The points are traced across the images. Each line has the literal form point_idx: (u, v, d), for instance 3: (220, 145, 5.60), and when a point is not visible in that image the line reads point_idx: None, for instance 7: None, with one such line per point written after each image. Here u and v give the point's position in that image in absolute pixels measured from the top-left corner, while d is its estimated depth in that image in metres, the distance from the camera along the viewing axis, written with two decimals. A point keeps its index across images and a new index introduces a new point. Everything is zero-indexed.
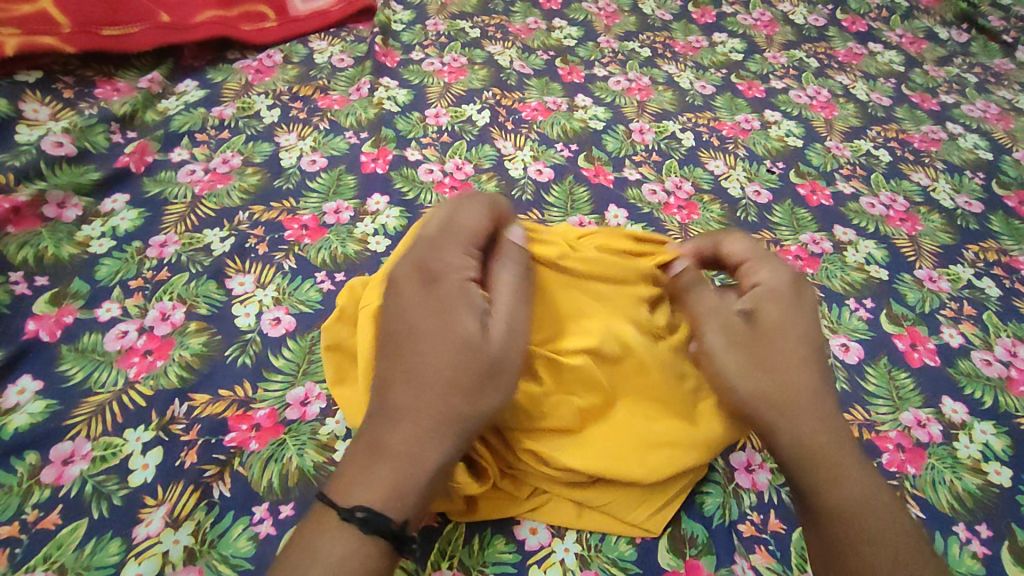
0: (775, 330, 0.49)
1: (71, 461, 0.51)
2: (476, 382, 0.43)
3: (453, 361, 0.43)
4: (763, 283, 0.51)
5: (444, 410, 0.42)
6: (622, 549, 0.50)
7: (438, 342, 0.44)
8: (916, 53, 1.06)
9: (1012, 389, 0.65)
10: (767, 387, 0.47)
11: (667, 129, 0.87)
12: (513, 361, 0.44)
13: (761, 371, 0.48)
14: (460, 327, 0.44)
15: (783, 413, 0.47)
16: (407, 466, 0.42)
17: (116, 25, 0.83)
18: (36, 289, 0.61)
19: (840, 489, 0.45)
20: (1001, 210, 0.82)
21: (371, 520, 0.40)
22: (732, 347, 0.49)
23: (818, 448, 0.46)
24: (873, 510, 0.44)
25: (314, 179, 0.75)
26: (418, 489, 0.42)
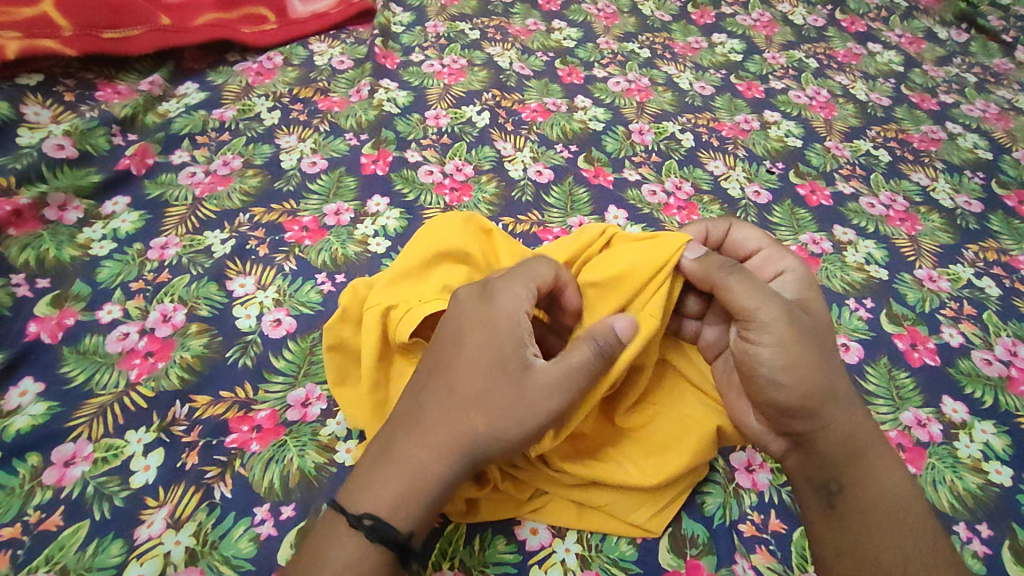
0: (824, 325, 0.51)
1: (73, 462, 0.51)
2: (510, 415, 0.44)
3: (493, 387, 0.44)
4: (795, 273, 0.54)
5: (469, 434, 0.44)
6: (623, 549, 0.51)
7: (489, 369, 0.45)
8: (915, 53, 1.06)
9: (1012, 389, 0.65)
10: (826, 382, 0.48)
11: (667, 129, 0.87)
12: (544, 408, 0.44)
13: (813, 367, 0.48)
14: (509, 356, 0.45)
15: (829, 410, 0.48)
16: (419, 480, 0.43)
17: (116, 28, 0.83)
18: (38, 292, 0.62)
19: (878, 485, 0.48)
20: (1001, 209, 0.82)
21: (377, 530, 0.42)
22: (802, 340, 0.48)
23: (858, 443, 0.49)
24: (908, 506, 0.48)
25: (315, 181, 0.75)
26: (425, 503, 0.43)
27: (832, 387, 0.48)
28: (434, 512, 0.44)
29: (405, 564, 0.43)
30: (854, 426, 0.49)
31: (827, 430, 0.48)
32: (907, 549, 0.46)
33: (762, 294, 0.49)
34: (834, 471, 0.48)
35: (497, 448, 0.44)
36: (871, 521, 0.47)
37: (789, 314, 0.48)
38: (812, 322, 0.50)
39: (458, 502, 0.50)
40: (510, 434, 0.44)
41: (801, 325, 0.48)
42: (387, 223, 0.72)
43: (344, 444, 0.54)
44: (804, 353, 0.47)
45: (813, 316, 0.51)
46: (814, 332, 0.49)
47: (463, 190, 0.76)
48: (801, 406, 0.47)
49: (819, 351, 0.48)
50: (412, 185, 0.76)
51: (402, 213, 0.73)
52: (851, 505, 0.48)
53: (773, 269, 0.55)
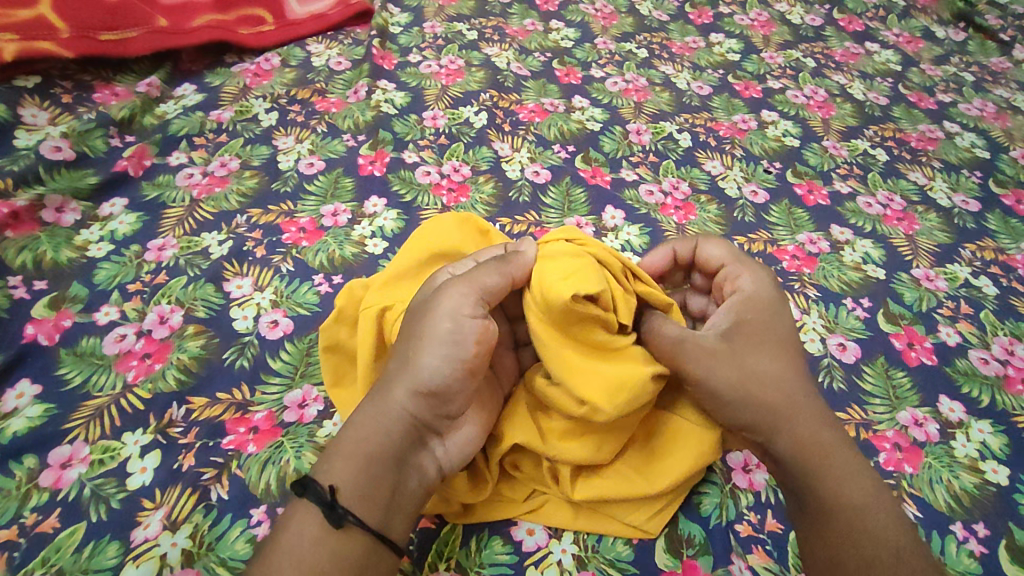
0: (761, 342, 0.50)
1: (70, 464, 0.51)
2: (409, 343, 0.47)
3: (405, 330, 0.49)
4: (746, 289, 0.53)
5: (386, 376, 0.47)
6: (620, 549, 0.50)
7: (403, 319, 0.49)
8: (913, 52, 1.06)
9: (1009, 388, 0.65)
10: (762, 396, 0.48)
11: (664, 129, 0.87)
12: (431, 323, 0.46)
13: (741, 380, 0.48)
14: (411, 302, 0.50)
15: (780, 421, 0.48)
16: (350, 436, 0.46)
17: (115, 30, 0.83)
18: (36, 293, 0.62)
19: (841, 487, 0.47)
20: (998, 208, 0.82)
21: (303, 484, 0.43)
22: (733, 368, 0.48)
23: (817, 445, 0.48)
24: (873, 510, 0.46)
25: (312, 182, 0.75)
26: (352, 455, 0.45)
27: (772, 401, 0.48)
28: (368, 465, 0.44)
29: (337, 525, 0.42)
30: (807, 435, 0.48)
31: (778, 439, 0.48)
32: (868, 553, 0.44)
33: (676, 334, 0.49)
34: (798, 479, 0.47)
35: (405, 380, 0.46)
36: (831, 525, 0.46)
37: (709, 345, 0.49)
38: (743, 339, 0.50)
39: (454, 504, 0.50)
40: (414, 359, 0.46)
41: (726, 347, 0.49)
42: (385, 224, 0.72)
43: None
44: (728, 370, 0.48)
45: (744, 340, 0.50)
46: (739, 353, 0.49)
47: (460, 191, 0.76)
48: (748, 421, 0.48)
49: (742, 367, 0.49)
50: (410, 186, 0.76)
51: (399, 214, 0.73)
52: (816, 509, 0.47)
53: (731, 282, 0.55)
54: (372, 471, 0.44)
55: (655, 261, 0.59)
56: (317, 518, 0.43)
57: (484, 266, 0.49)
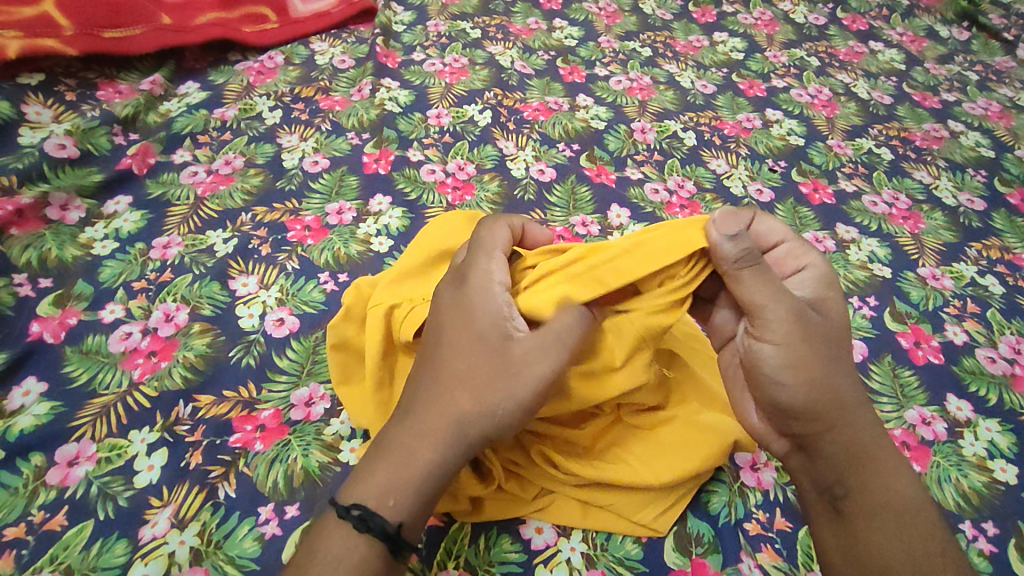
0: (832, 331, 0.48)
1: (77, 462, 0.51)
2: (489, 385, 0.44)
3: (475, 362, 0.45)
4: (817, 270, 0.50)
5: (455, 411, 0.44)
6: (628, 548, 0.50)
7: (467, 345, 0.46)
8: (917, 51, 1.06)
9: (1016, 387, 0.64)
10: (832, 386, 0.46)
11: (668, 128, 0.87)
12: (522, 382, 0.44)
13: (812, 370, 0.46)
14: (479, 326, 0.46)
15: (836, 417, 0.46)
16: (411, 469, 0.43)
17: (118, 27, 0.83)
18: (41, 291, 0.61)
19: (889, 490, 0.46)
20: (1003, 207, 0.82)
21: (364, 519, 0.41)
22: (807, 352, 0.46)
23: (866, 446, 0.47)
24: (916, 514, 0.46)
25: (317, 180, 0.75)
26: (417, 491, 0.43)
27: (837, 393, 0.46)
28: (427, 499, 0.44)
29: (399, 556, 0.42)
30: (858, 434, 0.47)
31: (833, 434, 0.46)
32: (917, 554, 0.44)
33: (759, 299, 0.46)
34: (840, 474, 0.47)
35: (484, 425, 0.44)
36: (878, 525, 0.45)
37: (788, 321, 0.45)
38: (818, 325, 0.47)
39: (463, 501, 0.50)
40: (495, 405, 0.44)
41: (802, 326, 0.46)
42: (390, 222, 0.72)
43: (349, 444, 0.54)
44: (797, 360, 0.46)
45: (824, 322, 0.47)
46: (817, 336, 0.46)
47: (464, 189, 0.76)
48: (809, 411, 0.46)
49: (821, 358, 0.46)
50: (414, 185, 0.76)
51: (405, 212, 0.73)
52: (854, 509, 0.46)
53: (795, 261, 0.50)
54: (427, 507, 0.44)
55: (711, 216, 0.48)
56: (379, 552, 0.42)
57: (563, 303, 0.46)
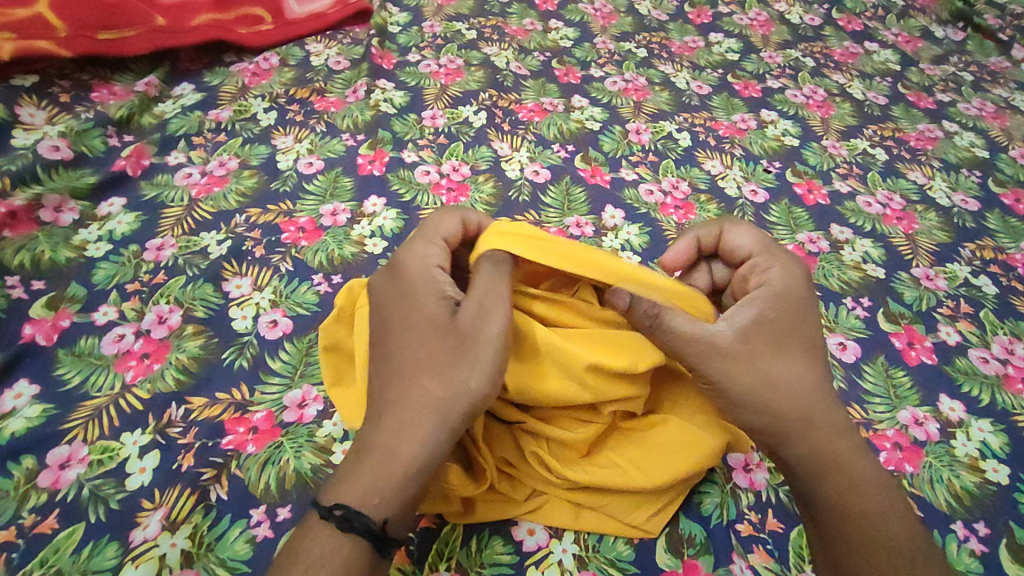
0: (779, 345, 0.48)
1: (68, 465, 0.51)
2: (450, 365, 0.45)
3: (431, 347, 0.46)
4: (773, 286, 0.50)
5: (428, 398, 0.45)
6: (620, 549, 0.50)
7: (422, 331, 0.47)
8: (912, 51, 1.06)
9: (1009, 387, 0.65)
10: (779, 400, 0.47)
11: (663, 129, 0.87)
12: (478, 351, 0.45)
13: (749, 390, 0.47)
14: (431, 312, 0.47)
15: (791, 430, 0.47)
16: (393, 462, 0.44)
17: (112, 29, 0.83)
18: (34, 293, 0.61)
19: (858, 500, 0.46)
20: (997, 208, 0.82)
21: (348, 518, 0.42)
22: (746, 370, 0.47)
23: (830, 455, 0.47)
24: (887, 521, 0.46)
25: (311, 182, 0.75)
26: (401, 484, 0.43)
27: (783, 406, 0.47)
28: (415, 490, 0.44)
29: (384, 552, 0.42)
30: (819, 445, 0.47)
31: (791, 447, 0.47)
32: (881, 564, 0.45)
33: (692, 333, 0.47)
34: (806, 487, 0.47)
35: (459, 404, 0.45)
36: (844, 536, 0.46)
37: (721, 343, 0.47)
38: (755, 343, 0.47)
39: (454, 502, 0.50)
40: (466, 383, 0.45)
41: (733, 350, 0.47)
42: (384, 224, 0.72)
43: (341, 446, 0.54)
44: (737, 379, 0.47)
45: (763, 338, 0.48)
46: (756, 353, 0.47)
47: (459, 190, 0.76)
48: (760, 426, 0.47)
49: (764, 374, 0.47)
50: (409, 186, 0.76)
51: (399, 213, 0.73)
52: (823, 519, 0.47)
53: (759, 274, 0.51)
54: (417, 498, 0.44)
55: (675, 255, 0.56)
56: (364, 549, 0.42)
57: (498, 273, 0.47)
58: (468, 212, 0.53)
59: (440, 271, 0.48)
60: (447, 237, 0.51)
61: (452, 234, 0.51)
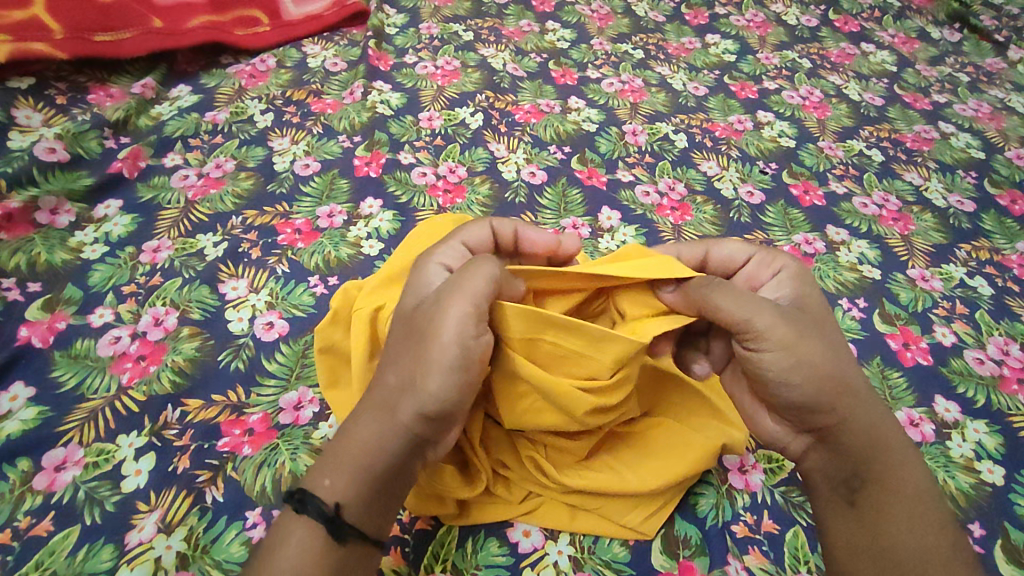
0: (822, 321, 0.49)
1: (64, 467, 0.51)
2: (409, 358, 0.45)
3: (405, 339, 0.46)
4: (790, 270, 0.52)
5: (385, 387, 0.45)
6: (616, 551, 0.50)
7: (396, 324, 0.48)
8: (908, 52, 1.06)
9: (1004, 388, 0.65)
10: (835, 373, 0.46)
11: (660, 130, 0.87)
12: (428, 345, 0.43)
13: (816, 360, 0.45)
14: (406, 305, 0.48)
15: (845, 403, 0.46)
16: (346, 451, 0.44)
17: (110, 31, 0.83)
18: (29, 296, 0.61)
19: (903, 480, 0.46)
20: (993, 209, 0.82)
21: (302, 501, 0.43)
22: (804, 338, 0.45)
23: (881, 433, 0.47)
24: (928, 501, 0.46)
25: (308, 184, 0.75)
26: (350, 472, 0.44)
27: (842, 378, 0.46)
28: (370, 483, 0.44)
29: (338, 539, 0.42)
30: (872, 422, 0.47)
31: (848, 424, 0.46)
32: (927, 544, 0.44)
33: (749, 302, 0.45)
34: (854, 466, 0.47)
35: (410, 399, 0.44)
36: (894, 517, 0.45)
37: (780, 313, 0.46)
38: (803, 317, 0.48)
39: (449, 505, 0.50)
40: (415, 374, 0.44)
41: (792, 321, 0.46)
42: (381, 226, 0.72)
43: None
44: (797, 346, 0.45)
45: (808, 313, 0.49)
46: (807, 324, 0.47)
47: (456, 192, 0.76)
48: (821, 398, 0.45)
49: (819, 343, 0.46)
50: (405, 188, 0.76)
51: (395, 215, 0.73)
52: (871, 500, 0.46)
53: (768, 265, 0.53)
54: (371, 491, 0.44)
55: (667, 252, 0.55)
56: (317, 532, 0.42)
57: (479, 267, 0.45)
58: (500, 220, 0.55)
59: (439, 270, 0.50)
60: (470, 242, 0.53)
61: (477, 240, 0.53)
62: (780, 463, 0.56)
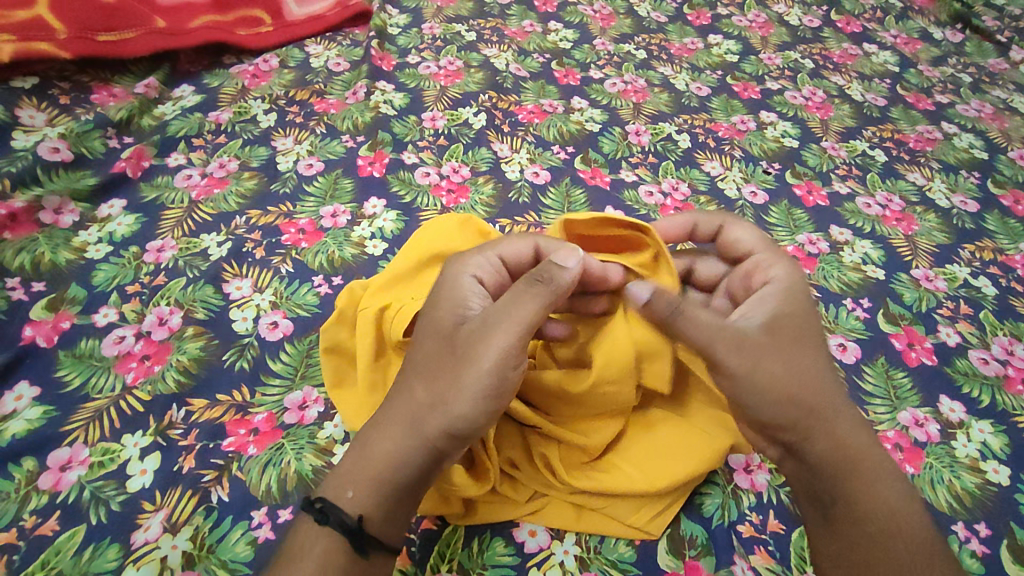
0: (795, 340, 0.49)
1: (69, 467, 0.51)
2: (445, 376, 0.46)
3: (435, 353, 0.47)
4: (779, 282, 0.52)
5: (414, 403, 0.46)
6: (622, 551, 0.50)
7: (426, 336, 0.48)
8: (910, 53, 1.07)
9: (1009, 388, 0.65)
10: (799, 394, 0.47)
11: (663, 130, 0.87)
12: (470, 370, 0.45)
13: (780, 382, 0.47)
14: (440, 320, 0.48)
15: (809, 421, 0.47)
16: (362, 460, 0.45)
17: (112, 31, 0.83)
18: (34, 295, 0.61)
19: (877, 496, 0.46)
20: (997, 209, 0.82)
21: (325, 512, 0.43)
22: (765, 360, 0.47)
23: (850, 448, 0.47)
24: (904, 518, 0.46)
25: (311, 183, 0.75)
26: (372, 483, 0.44)
27: (802, 399, 0.47)
28: (394, 495, 0.44)
29: (363, 553, 0.43)
30: (838, 438, 0.47)
31: (814, 441, 0.47)
32: (901, 559, 0.44)
33: (714, 331, 0.47)
34: (825, 480, 0.47)
35: (437, 418, 0.45)
36: (862, 530, 0.45)
37: (746, 341, 0.48)
38: (779, 333, 0.49)
39: (455, 505, 0.50)
40: (450, 392, 0.45)
41: (753, 344, 0.48)
42: (384, 226, 0.71)
43: (342, 447, 0.54)
44: (764, 368, 0.47)
45: (777, 332, 0.49)
46: (777, 345, 0.48)
47: (459, 192, 0.76)
48: (783, 418, 0.47)
49: (782, 367, 0.47)
50: (409, 188, 0.76)
51: (399, 215, 0.73)
52: (844, 515, 0.46)
53: (762, 271, 0.53)
54: (394, 504, 0.44)
55: (679, 221, 0.58)
56: (342, 546, 0.43)
57: (524, 299, 0.46)
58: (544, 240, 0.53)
59: (470, 282, 0.50)
60: (505, 256, 0.52)
61: (511, 255, 0.52)
62: None
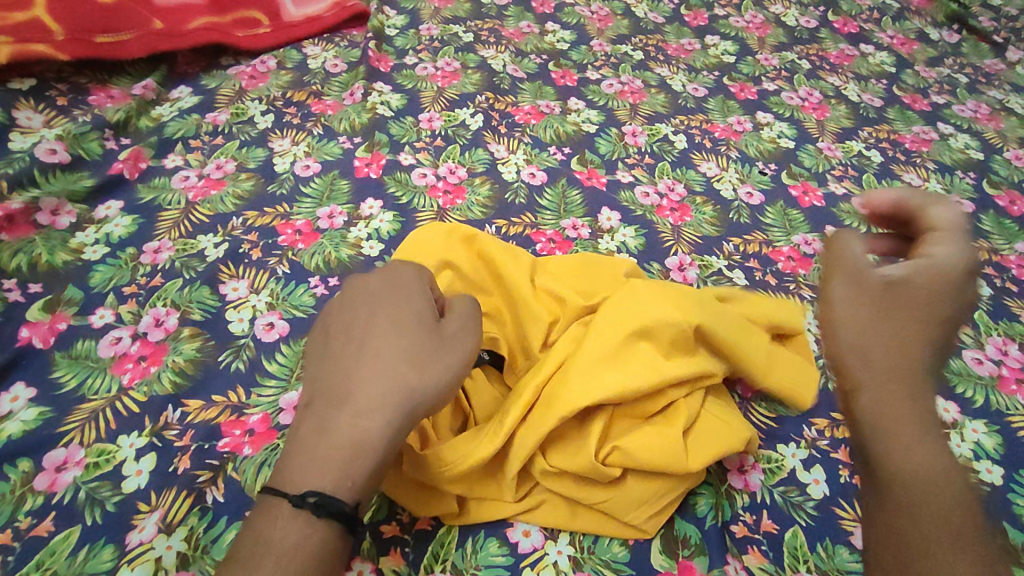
0: (900, 302, 0.50)
1: (64, 468, 0.51)
2: (430, 364, 0.45)
3: (416, 341, 0.46)
4: (938, 257, 0.52)
5: (402, 386, 0.44)
6: (616, 551, 0.51)
7: (407, 329, 0.46)
8: (907, 53, 1.07)
9: (1003, 388, 0.65)
10: (876, 341, 0.48)
11: (659, 131, 0.87)
12: (454, 362, 0.46)
13: (867, 323, 0.50)
14: (415, 316, 0.47)
15: (869, 369, 0.47)
16: (350, 444, 0.41)
17: (110, 33, 0.84)
18: (31, 296, 0.61)
19: (918, 462, 0.42)
20: (992, 210, 0.83)
21: (322, 504, 0.39)
22: (861, 304, 0.51)
23: (901, 412, 0.45)
24: (946, 492, 0.41)
25: (308, 185, 0.75)
26: (357, 465, 0.41)
27: (871, 347, 0.48)
28: (369, 481, 0.42)
29: (354, 534, 0.41)
30: (889, 397, 0.45)
31: (865, 390, 0.47)
32: (925, 528, 0.39)
33: (850, 270, 0.54)
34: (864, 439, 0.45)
35: (423, 405, 0.44)
36: (894, 489, 0.42)
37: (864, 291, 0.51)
38: (896, 294, 0.50)
39: (450, 502, 0.50)
40: (436, 382, 0.45)
41: (873, 297, 0.51)
42: (381, 227, 0.72)
43: None
44: (861, 312, 0.50)
45: (898, 290, 0.50)
46: (885, 299, 0.50)
47: (455, 193, 0.76)
48: (844, 358, 0.49)
49: (873, 318, 0.49)
50: (406, 189, 0.76)
51: (395, 216, 0.73)
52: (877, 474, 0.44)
53: (928, 247, 0.53)
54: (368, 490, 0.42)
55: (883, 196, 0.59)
56: (336, 532, 0.40)
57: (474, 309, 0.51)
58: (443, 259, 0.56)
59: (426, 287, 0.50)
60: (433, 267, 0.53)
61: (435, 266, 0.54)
62: (778, 463, 0.56)
